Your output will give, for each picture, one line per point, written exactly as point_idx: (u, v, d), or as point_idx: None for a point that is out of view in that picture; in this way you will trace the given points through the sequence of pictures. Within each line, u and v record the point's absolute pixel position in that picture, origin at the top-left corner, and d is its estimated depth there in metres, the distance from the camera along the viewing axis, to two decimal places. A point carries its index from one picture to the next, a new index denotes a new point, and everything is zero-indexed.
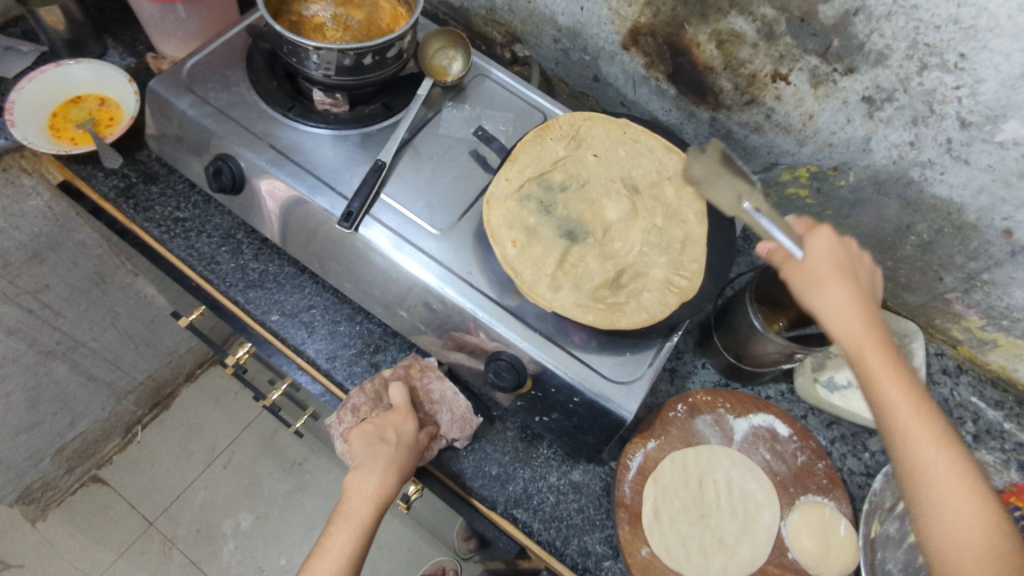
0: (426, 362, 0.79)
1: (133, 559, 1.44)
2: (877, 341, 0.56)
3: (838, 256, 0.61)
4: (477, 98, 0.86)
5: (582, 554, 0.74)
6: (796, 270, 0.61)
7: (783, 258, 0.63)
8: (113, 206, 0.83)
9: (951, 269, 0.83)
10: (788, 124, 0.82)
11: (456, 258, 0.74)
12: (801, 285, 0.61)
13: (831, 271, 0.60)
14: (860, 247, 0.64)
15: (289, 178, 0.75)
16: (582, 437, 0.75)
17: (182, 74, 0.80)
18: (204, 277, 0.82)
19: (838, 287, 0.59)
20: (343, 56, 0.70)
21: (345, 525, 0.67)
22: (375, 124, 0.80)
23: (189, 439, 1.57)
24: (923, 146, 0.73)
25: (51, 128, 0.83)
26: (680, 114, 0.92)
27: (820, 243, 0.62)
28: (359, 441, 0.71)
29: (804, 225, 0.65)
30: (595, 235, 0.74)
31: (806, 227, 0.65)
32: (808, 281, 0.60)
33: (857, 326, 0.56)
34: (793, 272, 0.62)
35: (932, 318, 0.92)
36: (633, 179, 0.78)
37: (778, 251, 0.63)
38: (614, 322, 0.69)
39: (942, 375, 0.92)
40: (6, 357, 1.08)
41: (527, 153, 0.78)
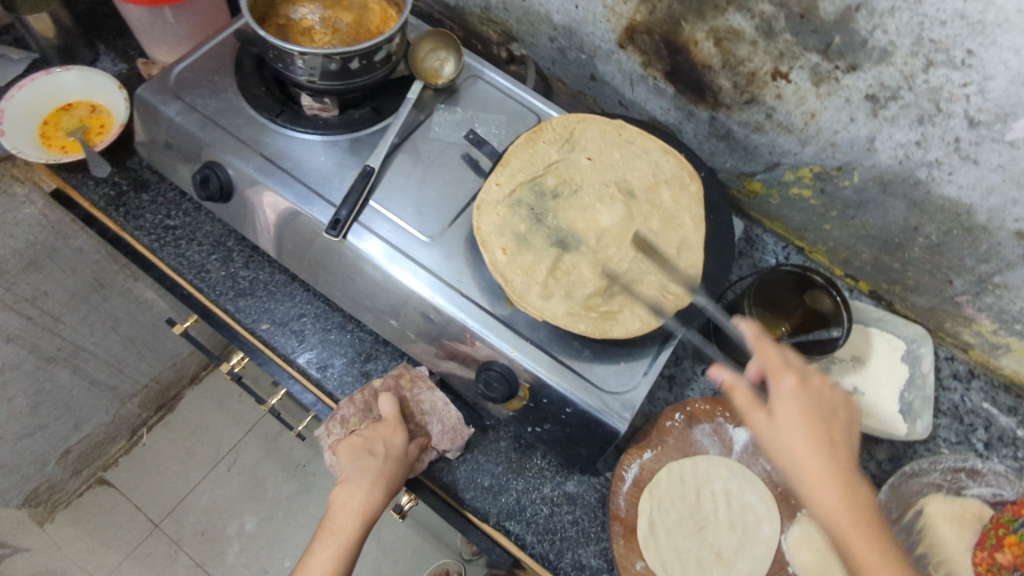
0: (417, 372, 0.79)
1: (140, 561, 1.45)
2: (849, 507, 0.55)
3: (805, 411, 0.59)
4: (470, 100, 0.84)
5: (577, 568, 0.75)
6: (760, 425, 0.60)
7: (747, 408, 0.61)
8: (104, 214, 0.84)
9: (961, 271, 0.80)
10: (790, 123, 0.79)
11: (447, 266, 0.72)
12: (765, 442, 0.60)
13: (797, 433, 0.58)
14: (834, 393, 0.62)
15: (277, 187, 0.74)
16: (575, 448, 0.74)
17: (170, 81, 0.79)
18: (194, 286, 0.82)
19: (803, 449, 0.57)
20: (329, 60, 0.69)
21: (329, 541, 0.69)
22: (365, 128, 0.79)
23: (194, 442, 1.57)
24: (930, 145, 0.70)
25: (42, 137, 0.83)
26: (679, 114, 0.89)
27: (787, 397, 0.60)
28: (347, 455, 0.72)
29: (771, 364, 0.62)
30: (588, 242, 0.72)
31: (773, 368, 0.62)
32: (772, 443, 0.59)
33: (833, 509, 0.55)
34: (758, 426, 0.60)
35: (941, 321, 0.89)
36: (628, 183, 0.76)
37: (741, 398, 0.61)
38: (606, 331, 0.67)
39: (952, 380, 0.90)
40: (7, 365, 1.08)
41: (519, 157, 0.76)
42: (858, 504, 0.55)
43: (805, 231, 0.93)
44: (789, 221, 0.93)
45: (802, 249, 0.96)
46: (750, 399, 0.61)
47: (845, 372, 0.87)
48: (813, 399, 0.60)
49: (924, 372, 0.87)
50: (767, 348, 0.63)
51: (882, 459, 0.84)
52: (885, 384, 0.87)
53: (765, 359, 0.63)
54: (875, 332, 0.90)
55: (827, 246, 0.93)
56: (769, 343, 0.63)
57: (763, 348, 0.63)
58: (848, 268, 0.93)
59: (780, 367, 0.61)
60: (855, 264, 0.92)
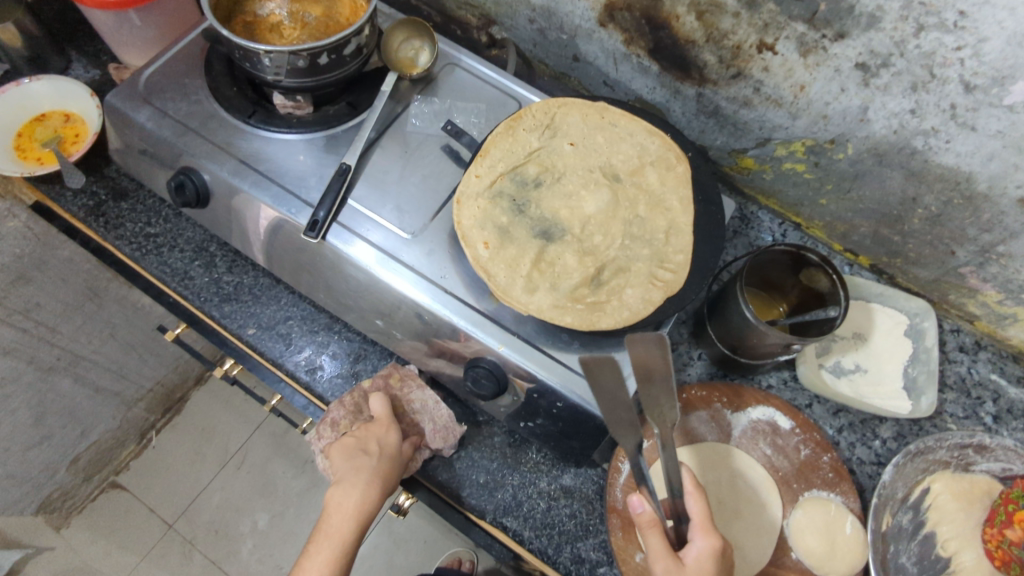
0: (406, 371, 0.79)
1: (156, 561, 1.46)
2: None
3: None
4: (448, 90, 0.82)
5: (576, 561, 0.74)
6: (665, 567, 0.61)
7: (657, 549, 0.62)
8: (84, 225, 0.85)
9: (963, 242, 0.78)
10: (779, 97, 0.76)
11: (429, 262, 0.70)
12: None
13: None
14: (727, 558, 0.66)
15: (253, 189, 0.72)
16: (568, 442, 0.73)
17: (139, 86, 0.77)
18: (179, 293, 0.84)
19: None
20: (296, 57, 0.66)
21: (325, 543, 0.68)
22: (341, 124, 0.77)
23: (203, 442, 1.56)
24: (925, 113, 0.67)
25: (17, 149, 0.85)
26: (665, 92, 0.87)
27: (702, 556, 0.62)
28: (341, 455, 0.71)
29: (698, 521, 0.64)
30: (573, 231, 0.70)
31: (698, 525, 0.64)
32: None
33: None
34: (662, 569, 0.62)
35: (946, 293, 0.86)
36: (613, 167, 0.74)
37: (657, 536, 0.63)
38: (594, 323, 0.65)
39: (958, 354, 0.87)
40: (6, 377, 1.08)
41: (498, 147, 0.73)
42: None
43: (801, 207, 0.90)
44: (784, 196, 0.91)
45: (799, 225, 0.94)
46: (665, 544, 0.63)
47: (846, 350, 0.85)
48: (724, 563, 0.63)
49: (928, 347, 0.84)
50: (696, 505, 0.65)
51: (886, 438, 0.82)
52: (888, 360, 0.84)
53: (693, 514, 0.65)
54: (877, 308, 0.87)
55: (825, 221, 0.90)
56: (702, 500, 0.65)
57: (692, 505, 0.65)
58: (847, 243, 0.91)
59: (705, 527, 0.64)
60: (854, 238, 0.89)
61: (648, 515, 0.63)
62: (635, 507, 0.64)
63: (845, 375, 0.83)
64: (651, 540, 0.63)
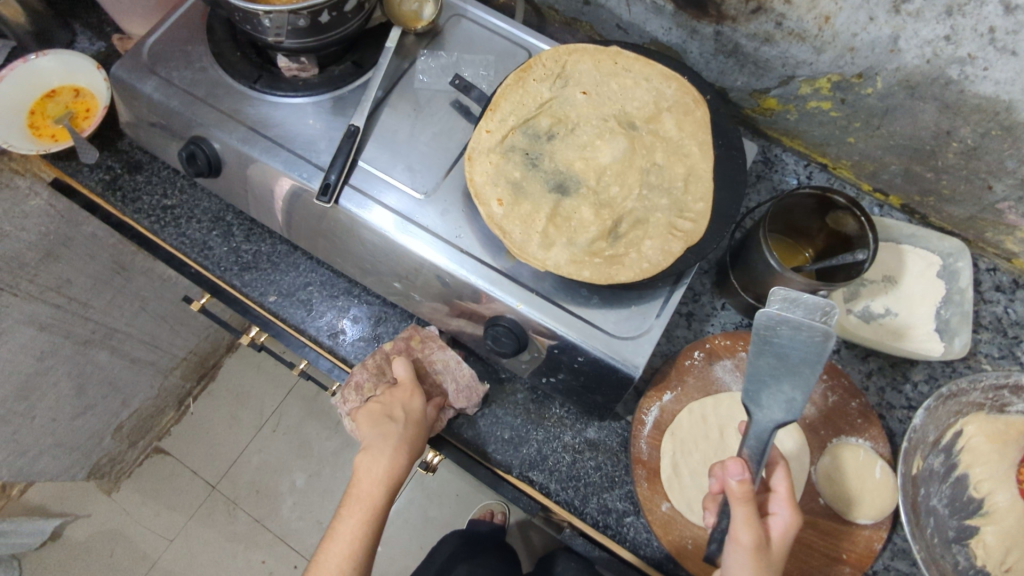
0: (426, 333, 0.79)
1: (203, 520, 1.53)
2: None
3: (790, 551, 0.61)
4: (455, 43, 0.79)
5: (603, 512, 0.75)
6: (754, 537, 0.58)
7: (747, 520, 0.58)
8: (103, 200, 0.86)
9: (1002, 176, 0.74)
10: (802, 30, 0.72)
11: (444, 222, 0.69)
12: (747, 549, 0.57)
13: (773, 561, 0.59)
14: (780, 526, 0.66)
15: (263, 156, 0.72)
16: (591, 396, 0.73)
17: (143, 56, 0.76)
18: (199, 263, 0.85)
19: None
20: (296, 17, 0.64)
21: (356, 508, 0.69)
22: (348, 85, 0.75)
23: (238, 406, 1.61)
24: (961, 39, 0.63)
25: (31, 126, 0.85)
26: (681, 32, 0.83)
27: (787, 531, 0.61)
28: (368, 422, 0.72)
29: (785, 495, 0.63)
30: (588, 184, 0.68)
31: (786, 499, 0.62)
32: (756, 556, 0.57)
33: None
34: (749, 541, 0.58)
35: (982, 231, 0.83)
36: (628, 115, 0.71)
37: (750, 508, 0.58)
38: (612, 277, 0.63)
39: (995, 293, 0.84)
40: (47, 351, 1.11)
41: (509, 100, 0.71)
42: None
43: (828, 146, 0.87)
44: (810, 136, 0.87)
45: (825, 166, 0.90)
46: (751, 515, 0.58)
47: (875, 294, 0.83)
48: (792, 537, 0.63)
49: (962, 288, 0.81)
50: (783, 479, 0.64)
51: (918, 381, 0.80)
52: (919, 303, 0.81)
53: (780, 487, 0.63)
54: (908, 250, 0.84)
55: (852, 160, 0.86)
56: (789, 476, 0.64)
57: (779, 478, 0.64)
58: (876, 182, 0.87)
59: (791, 501, 0.63)
60: (884, 177, 0.86)
61: (746, 486, 0.57)
62: (732, 474, 0.58)
63: (875, 320, 0.81)
64: (739, 509, 0.58)
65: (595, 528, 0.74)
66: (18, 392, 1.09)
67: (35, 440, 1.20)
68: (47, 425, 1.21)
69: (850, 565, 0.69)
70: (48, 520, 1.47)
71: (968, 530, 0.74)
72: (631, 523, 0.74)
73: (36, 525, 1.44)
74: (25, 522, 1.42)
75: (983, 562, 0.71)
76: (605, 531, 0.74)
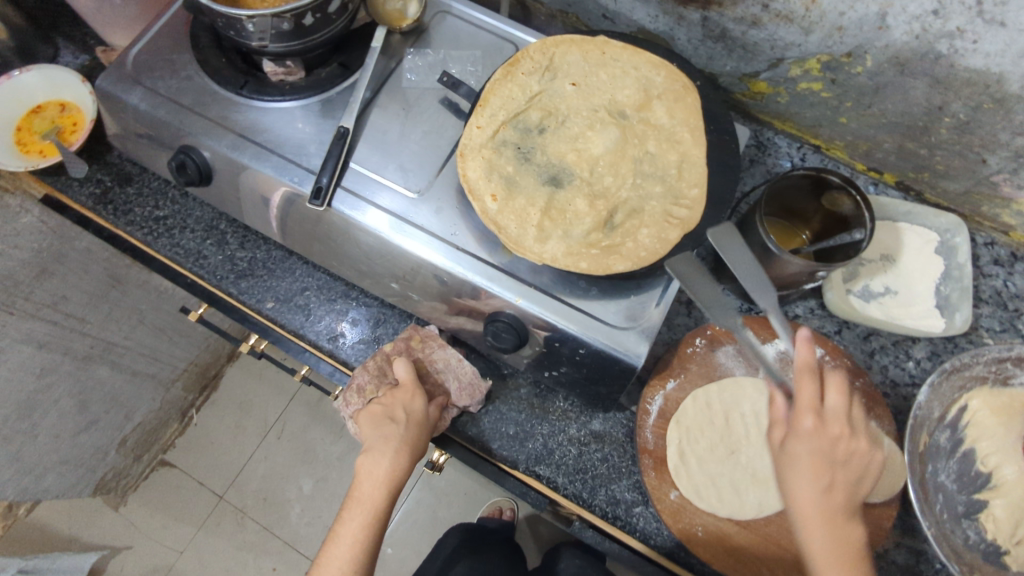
0: (426, 332, 0.78)
1: (211, 531, 1.53)
2: (838, 547, 0.57)
3: (811, 452, 0.59)
4: (440, 40, 0.79)
5: (611, 503, 0.74)
6: (774, 437, 0.64)
7: (773, 421, 0.65)
8: (95, 214, 0.85)
9: (995, 148, 0.74)
10: (790, 11, 0.72)
11: (438, 220, 0.69)
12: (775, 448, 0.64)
13: (788, 460, 0.61)
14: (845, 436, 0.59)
15: (253, 162, 0.71)
16: (594, 387, 0.73)
17: (128, 66, 0.75)
18: (194, 272, 0.84)
19: (788, 476, 0.61)
20: (280, 20, 0.64)
21: (357, 510, 0.69)
22: (335, 86, 0.75)
23: (241, 415, 1.60)
24: (949, 13, 0.63)
25: (18, 143, 0.84)
26: (668, 19, 0.82)
27: (797, 434, 0.60)
28: (369, 424, 0.72)
29: (802, 401, 0.61)
30: (581, 176, 0.68)
31: (800, 401, 0.61)
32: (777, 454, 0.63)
33: (819, 537, 0.58)
34: (775, 441, 0.64)
35: (978, 205, 0.83)
36: (618, 105, 0.71)
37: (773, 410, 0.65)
38: (609, 267, 0.63)
39: (993, 267, 0.84)
40: (45, 369, 1.10)
41: (498, 94, 0.71)
42: (847, 546, 0.57)
43: (820, 128, 0.86)
44: (802, 118, 0.87)
45: (819, 147, 0.90)
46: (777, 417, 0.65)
47: (875, 273, 0.82)
48: (838, 444, 0.59)
49: (961, 264, 0.81)
50: (802, 382, 0.61)
51: (920, 358, 0.80)
52: (918, 280, 0.81)
53: (803, 391, 0.61)
54: (905, 227, 0.84)
55: (846, 140, 0.86)
56: (807, 377, 0.61)
57: (803, 381, 0.61)
58: (870, 161, 0.87)
59: (803, 403, 0.61)
60: (878, 156, 0.85)
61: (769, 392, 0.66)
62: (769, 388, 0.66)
63: (875, 298, 0.80)
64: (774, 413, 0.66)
65: (604, 520, 0.73)
66: (21, 411, 1.09)
67: (40, 458, 1.19)
68: (51, 443, 1.20)
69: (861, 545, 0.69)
70: (89, 554, 1.47)
71: (977, 504, 0.73)
72: (640, 513, 0.74)
73: (75, 563, 1.42)
74: (62, 559, 1.41)
75: (993, 536, 0.71)
76: (614, 523, 0.73)
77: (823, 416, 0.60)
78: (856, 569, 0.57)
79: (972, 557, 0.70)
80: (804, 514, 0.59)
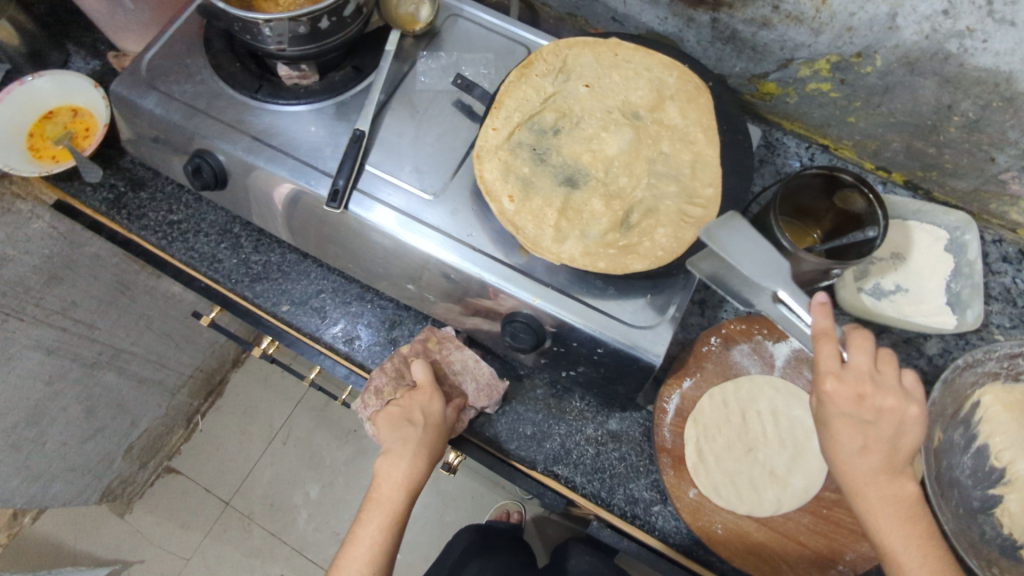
0: (443, 333, 0.79)
1: (218, 538, 1.52)
2: (888, 506, 0.55)
3: (846, 421, 0.56)
4: (453, 43, 0.79)
5: (630, 502, 0.74)
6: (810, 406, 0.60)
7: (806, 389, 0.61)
8: (109, 219, 0.85)
9: (1004, 147, 0.75)
10: (800, 12, 0.72)
11: (454, 222, 0.69)
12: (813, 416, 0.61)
13: (827, 432, 0.58)
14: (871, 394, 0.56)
15: (269, 166, 0.71)
16: (612, 387, 0.73)
17: (142, 71, 0.76)
18: (209, 276, 0.84)
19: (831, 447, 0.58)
20: (297, 24, 0.64)
21: (376, 512, 0.68)
22: (349, 90, 0.75)
23: (247, 421, 1.60)
24: (960, 12, 0.63)
25: (31, 149, 0.84)
26: (677, 21, 0.83)
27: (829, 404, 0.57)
28: (386, 426, 0.72)
29: (825, 371, 0.57)
30: (596, 176, 0.69)
31: (824, 372, 0.57)
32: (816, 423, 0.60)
33: (870, 501, 0.56)
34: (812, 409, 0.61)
35: (986, 203, 0.84)
36: (632, 105, 0.72)
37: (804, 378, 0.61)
38: (627, 266, 0.63)
39: (1002, 264, 0.85)
40: (54, 375, 1.10)
41: (512, 96, 0.71)
42: (899, 501, 0.55)
43: (829, 128, 0.87)
44: (810, 118, 0.87)
45: (827, 147, 0.91)
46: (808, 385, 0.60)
47: (886, 271, 0.83)
48: (863, 402, 0.56)
49: (971, 260, 0.81)
50: (823, 351, 0.56)
51: (932, 355, 0.80)
52: (929, 278, 0.82)
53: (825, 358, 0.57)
54: (914, 226, 0.84)
55: (854, 140, 0.87)
56: (826, 346, 0.56)
57: (823, 349, 0.57)
58: (879, 160, 0.88)
59: (825, 374, 0.57)
60: (886, 155, 0.86)
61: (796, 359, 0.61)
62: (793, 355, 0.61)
63: (886, 296, 0.81)
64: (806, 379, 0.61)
65: (623, 519, 0.74)
66: (30, 417, 1.08)
67: (48, 466, 1.18)
68: (60, 450, 1.20)
69: None
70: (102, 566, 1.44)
71: (992, 499, 0.74)
72: (659, 511, 0.74)
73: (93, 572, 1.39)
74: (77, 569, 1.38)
75: (1009, 530, 0.72)
76: (633, 522, 0.74)
77: (846, 378, 0.57)
78: (913, 522, 0.55)
79: (988, 551, 0.71)
80: (849, 480, 0.57)
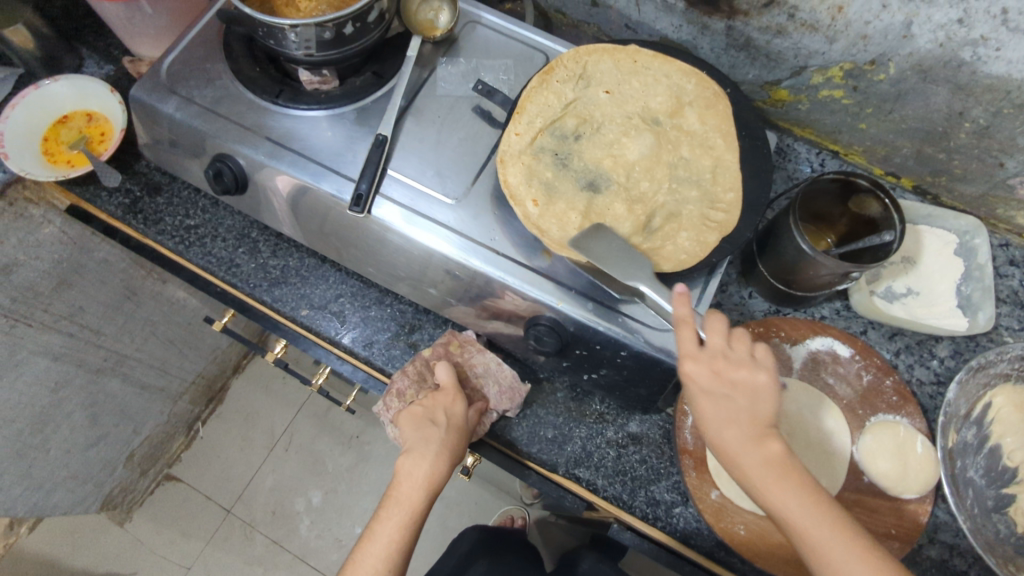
0: (464, 337, 0.79)
1: (219, 546, 1.51)
2: (763, 472, 0.57)
3: (709, 398, 0.59)
4: (472, 49, 0.80)
5: (651, 504, 0.75)
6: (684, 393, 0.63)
7: None
8: (124, 224, 0.85)
9: (1013, 153, 0.76)
10: (815, 21, 0.74)
11: (476, 225, 0.70)
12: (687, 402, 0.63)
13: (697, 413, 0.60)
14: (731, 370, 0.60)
15: (291, 169, 0.71)
16: (634, 390, 0.74)
17: (162, 76, 0.76)
18: (225, 280, 0.84)
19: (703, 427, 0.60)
20: (323, 29, 0.64)
21: (396, 509, 0.67)
22: (369, 95, 0.75)
23: (249, 427, 1.59)
24: (974, 21, 0.65)
25: (46, 154, 0.83)
26: (691, 29, 0.84)
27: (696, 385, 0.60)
28: (410, 425, 0.72)
29: (687, 353, 0.60)
30: (618, 181, 0.69)
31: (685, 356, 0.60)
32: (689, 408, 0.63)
33: (749, 469, 0.57)
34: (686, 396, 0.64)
35: (994, 208, 0.86)
36: (651, 111, 0.73)
37: None
38: (653, 269, 0.64)
39: (1009, 268, 0.86)
40: (60, 382, 1.08)
41: (534, 102, 0.72)
42: (770, 463, 0.57)
43: (839, 134, 0.89)
44: (821, 125, 0.89)
45: (837, 153, 0.92)
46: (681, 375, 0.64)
47: (897, 275, 0.84)
48: (718, 377, 0.59)
49: (982, 264, 0.83)
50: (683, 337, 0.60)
51: (944, 357, 0.82)
52: (940, 280, 0.83)
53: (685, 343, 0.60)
54: (925, 230, 0.86)
55: (864, 146, 0.88)
56: (683, 331, 0.60)
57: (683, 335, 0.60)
58: (888, 166, 0.89)
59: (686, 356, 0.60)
60: (896, 161, 0.88)
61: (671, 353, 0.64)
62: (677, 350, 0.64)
63: (898, 299, 0.83)
64: None
65: (644, 521, 0.74)
66: (34, 425, 1.07)
67: (50, 474, 1.17)
68: (63, 457, 1.18)
69: (898, 540, 0.69)
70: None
71: (1006, 498, 0.75)
72: (681, 513, 0.75)
73: None
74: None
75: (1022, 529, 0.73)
76: (654, 524, 0.74)
77: (702, 358, 0.60)
78: (789, 482, 0.57)
79: (1005, 550, 0.72)
80: (725, 454, 0.59)
